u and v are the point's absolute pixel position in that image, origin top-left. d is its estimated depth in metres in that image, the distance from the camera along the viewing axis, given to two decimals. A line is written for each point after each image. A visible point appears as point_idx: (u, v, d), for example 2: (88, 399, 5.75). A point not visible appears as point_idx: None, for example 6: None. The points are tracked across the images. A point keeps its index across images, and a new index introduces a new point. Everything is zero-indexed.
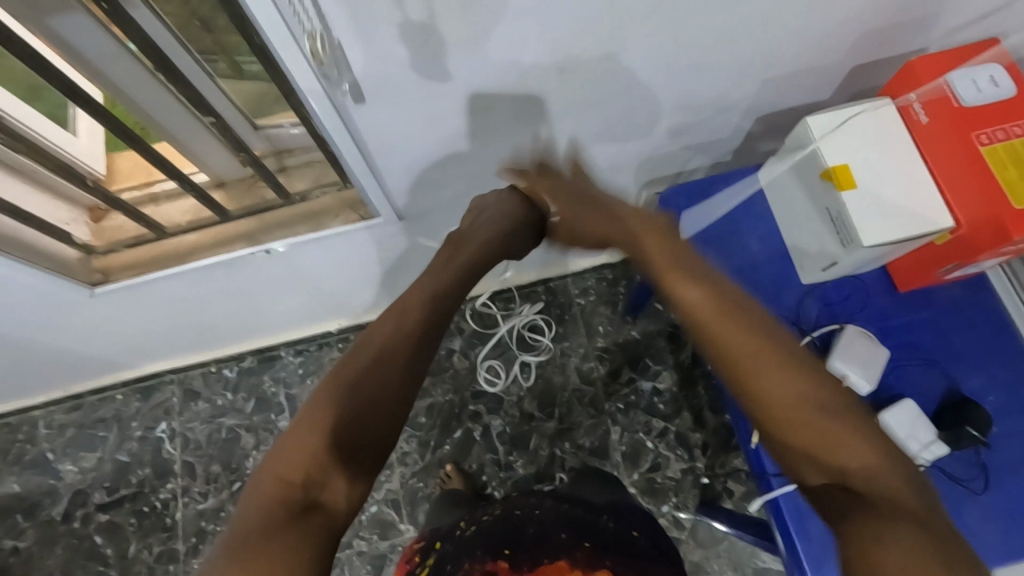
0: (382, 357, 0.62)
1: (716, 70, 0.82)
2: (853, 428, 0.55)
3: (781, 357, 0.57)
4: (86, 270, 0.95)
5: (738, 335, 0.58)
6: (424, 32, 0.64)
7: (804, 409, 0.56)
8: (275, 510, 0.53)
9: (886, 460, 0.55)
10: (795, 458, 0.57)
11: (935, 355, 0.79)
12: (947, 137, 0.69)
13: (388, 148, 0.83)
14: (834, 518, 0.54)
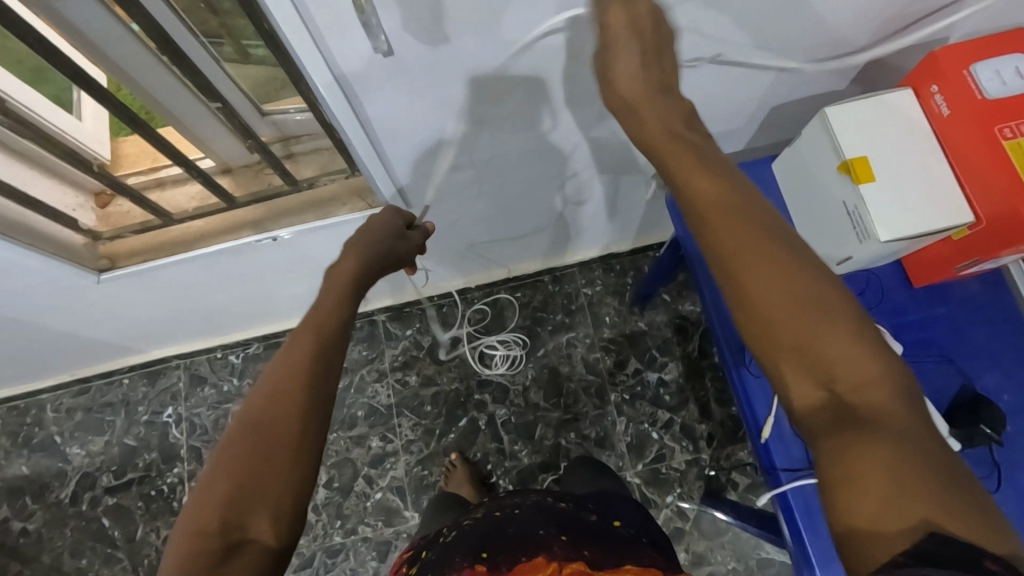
0: (278, 395, 0.58)
1: (733, 57, 0.80)
2: (849, 333, 0.47)
3: (778, 253, 0.49)
4: (92, 255, 0.95)
5: (734, 222, 0.51)
6: (437, 16, 0.62)
7: (798, 310, 0.48)
8: (194, 562, 0.51)
9: (882, 371, 0.47)
10: (776, 365, 0.49)
11: (950, 352, 0.78)
12: (969, 131, 0.66)
13: (396, 134, 0.82)
14: (814, 431, 0.48)
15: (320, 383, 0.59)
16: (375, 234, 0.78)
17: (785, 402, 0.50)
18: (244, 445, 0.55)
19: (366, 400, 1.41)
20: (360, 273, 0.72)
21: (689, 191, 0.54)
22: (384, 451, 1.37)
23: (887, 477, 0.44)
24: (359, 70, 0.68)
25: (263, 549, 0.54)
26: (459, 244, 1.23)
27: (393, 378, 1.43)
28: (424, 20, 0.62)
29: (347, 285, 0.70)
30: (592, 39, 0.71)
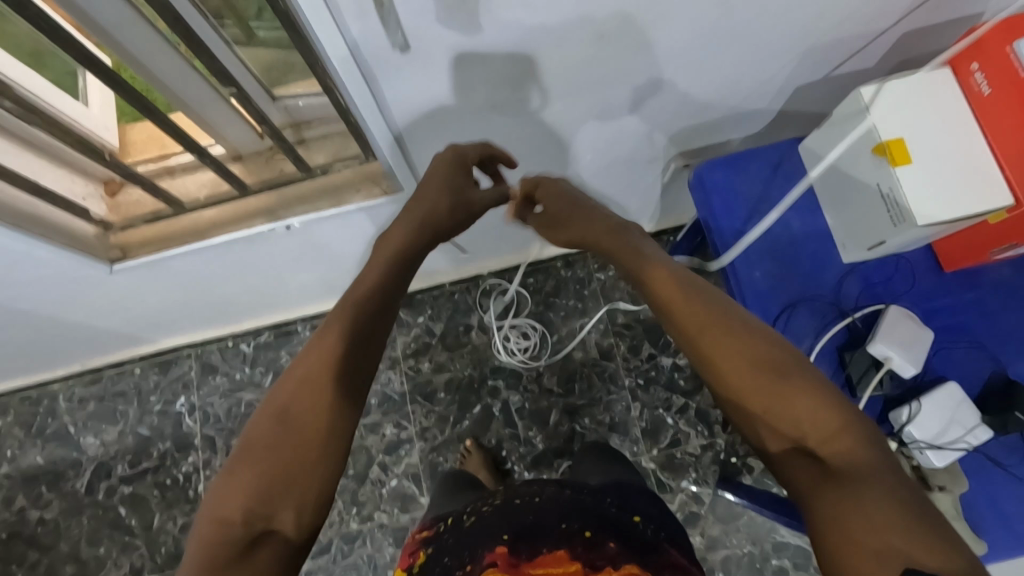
0: (310, 388, 0.60)
1: (760, 34, 0.78)
2: (806, 391, 0.55)
3: (727, 326, 0.60)
4: (104, 246, 0.93)
5: (683, 304, 0.62)
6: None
7: (754, 370, 0.57)
8: (215, 556, 0.52)
9: (844, 422, 0.53)
10: (751, 424, 0.57)
11: (980, 337, 0.76)
12: (1011, 111, 0.63)
13: (416, 118, 0.80)
14: (797, 485, 0.54)
15: (350, 380, 0.62)
16: (433, 192, 0.77)
17: (767, 456, 0.57)
18: (272, 434, 0.57)
19: (379, 387, 1.41)
20: (407, 252, 0.73)
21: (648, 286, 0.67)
22: (399, 438, 1.37)
23: (864, 523, 0.49)
24: (374, 49, 0.66)
25: (284, 542, 0.55)
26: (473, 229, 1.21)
27: (406, 365, 1.42)
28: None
29: (392, 267, 0.70)
30: (616, 16, 0.69)
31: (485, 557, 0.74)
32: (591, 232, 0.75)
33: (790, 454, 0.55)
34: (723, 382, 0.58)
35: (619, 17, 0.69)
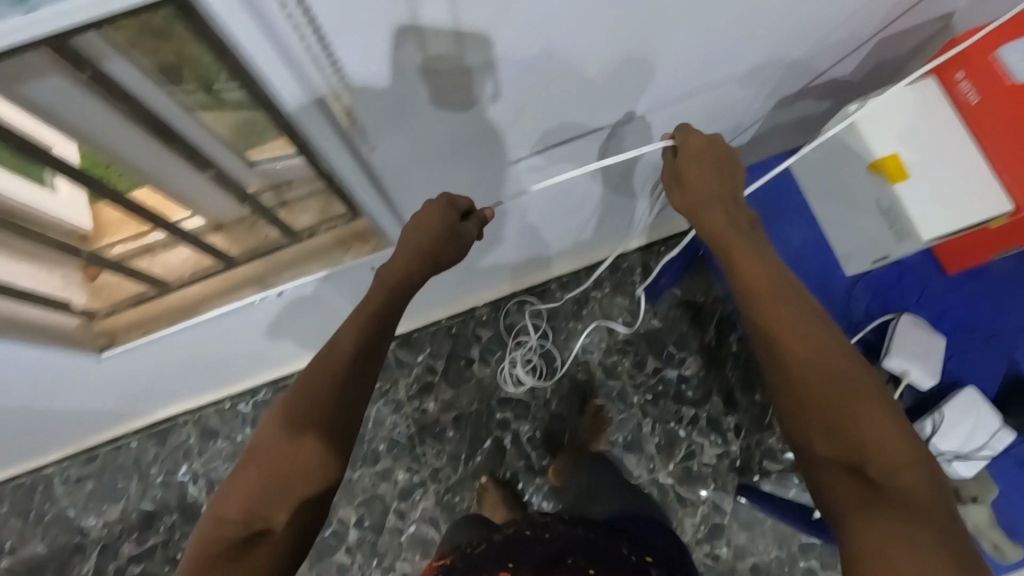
0: (307, 409, 0.62)
1: (739, 55, 0.77)
2: (882, 414, 0.55)
3: (817, 338, 0.58)
4: (89, 336, 0.89)
5: (779, 302, 0.61)
6: (442, 61, 0.59)
7: (833, 381, 0.56)
8: (215, 549, 0.58)
9: (916, 456, 0.53)
10: (808, 428, 0.57)
11: (995, 332, 0.77)
12: (1000, 118, 0.63)
13: (402, 175, 0.77)
14: (837, 497, 0.55)
15: (344, 401, 0.63)
16: (430, 229, 0.71)
17: (812, 461, 0.57)
18: (272, 448, 0.61)
19: (386, 433, 1.38)
20: (407, 281, 0.71)
21: (740, 271, 0.64)
22: (412, 483, 1.35)
23: (904, 546, 0.49)
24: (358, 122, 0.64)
25: (279, 543, 0.59)
26: (465, 266, 1.20)
27: (411, 407, 1.39)
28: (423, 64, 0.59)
29: (391, 296, 0.70)
30: (600, 56, 0.67)
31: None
32: (701, 198, 0.71)
33: (837, 466, 0.56)
34: (793, 385, 0.58)
35: (601, 57, 0.67)
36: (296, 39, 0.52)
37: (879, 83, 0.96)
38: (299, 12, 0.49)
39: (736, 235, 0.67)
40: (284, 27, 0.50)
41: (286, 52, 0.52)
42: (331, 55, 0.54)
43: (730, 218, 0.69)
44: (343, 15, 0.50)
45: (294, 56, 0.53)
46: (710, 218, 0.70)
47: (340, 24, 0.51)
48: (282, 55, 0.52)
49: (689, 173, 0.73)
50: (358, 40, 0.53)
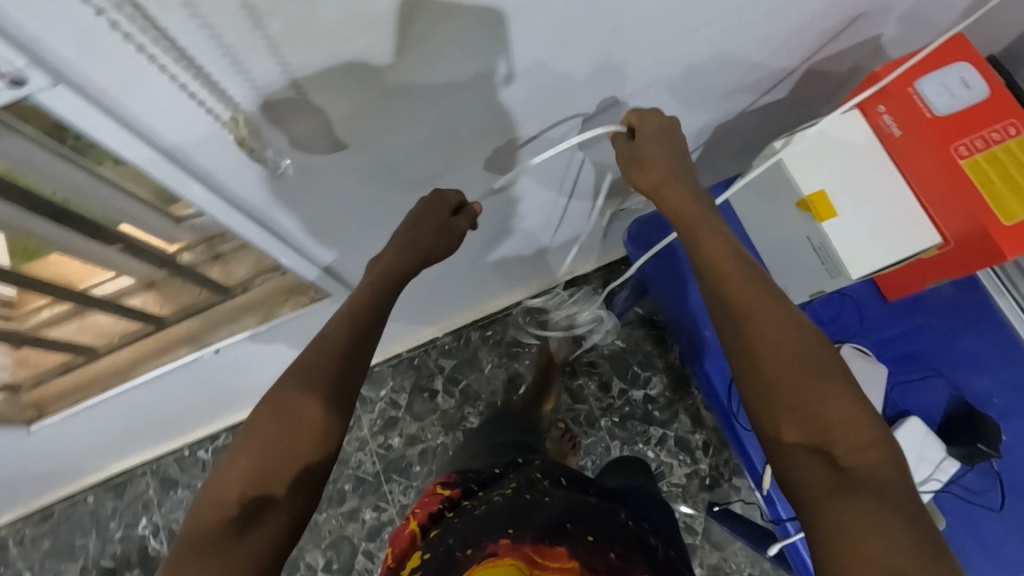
0: (307, 378, 0.55)
1: (669, 92, 0.75)
2: (849, 400, 0.50)
3: (785, 317, 0.53)
4: (17, 409, 0.86)
5: (744, 280, 0.55)
6: (341, 130, 0.56)
7: (801, 363, 0.51)
8: (211, 533, 0.48)
9: (882, 445, 0.49)
10: (775, 413, 0.51)
11: (935, 363, 0.80)
12: (922, 150, 0.62)
13: (331, 235, 0.75)
14: (804, 486, 0.49)
15: (350, 367, 0.56)
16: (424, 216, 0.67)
17: (776, 450, 0.51)
18: (271, 420, 0.53)
19: (351, 471, 1.35)
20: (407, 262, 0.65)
21: (703, 249, 0.59)
22: (381, 521, 1.32)
23: (879, 537, 0.44)
24: (270, 195, 0.61)
25: (284, 525, 0.51)
26: (419, 303, 1.18)
27: (376, 444, 1.37)
28: (329, 135, 0.56)
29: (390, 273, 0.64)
30: (519, 108, 0.65)
31: (489, 545, 0.64)
32: (658, 175, 0.65)
33: (805, 454, 0.50)
34: (761, 365, 0.52)
35: (521, 108, 0.65)
36: (176, 131, 0.48)
37: (818, 104, 0.95)
38: (173, 104, 0.46)
39: (705, 215, 0.62)
40: (160, 121, 0.47)
41: (165, 144, 0.49)
42: (215, 136, 0.50)
43: (693, 196, 0.63)
44: (224, 98, 0.47)
45: (154, 129, 0.47)
46: (672, 194, 0.64)
47: (224, 108, 0.48)
48: (163, 147, 0.49)
49: (647, 147, 0.67)
50: (250, 120, 0.51)
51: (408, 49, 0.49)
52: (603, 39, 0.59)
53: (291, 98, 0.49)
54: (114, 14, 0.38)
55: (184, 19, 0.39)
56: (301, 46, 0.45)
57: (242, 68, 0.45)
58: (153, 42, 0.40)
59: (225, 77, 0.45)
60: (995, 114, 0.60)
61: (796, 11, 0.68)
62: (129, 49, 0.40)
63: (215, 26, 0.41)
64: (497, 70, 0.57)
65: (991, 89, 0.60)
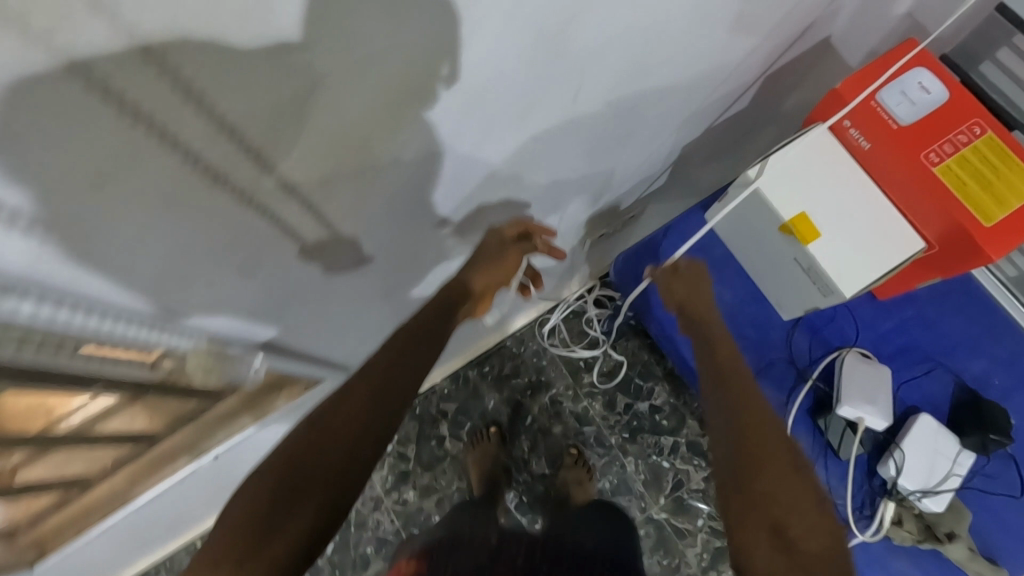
0: (341, 408, 0.52)
1: (636, 131, 0.74)
2: (809, 488, 0.55)
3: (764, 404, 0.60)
4: (15, 555, 0.81)
5: (738, 370, 0.63)
6: (325, 257, 0.53)
7: (773, 442, 0.57)
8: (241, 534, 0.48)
9: (831, 537, 0.53)
10: (739, 480, 0.56)
11: (929, 350, 0.90)
12: (894, 162, 0.62)
13: (321, 339, 0.72)
14: (752, 553, 0.53)
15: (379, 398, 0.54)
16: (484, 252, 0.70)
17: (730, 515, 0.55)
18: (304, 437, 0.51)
19: (371, 533, 1.32)
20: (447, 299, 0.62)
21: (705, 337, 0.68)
22: None
23: None
24: (268, 316, 0.57)
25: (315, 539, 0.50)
26: None
27: (391, 501, 1.34)
28: (333, 254, 0.53)
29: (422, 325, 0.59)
30: (496, 189, 0.63)
31: None
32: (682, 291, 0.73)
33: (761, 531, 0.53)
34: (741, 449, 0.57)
35: (510, 181, 0.63)
36: (162, 306, 0.44)
37: (780, 105, 0.95)
38: (183, 281, 0.42)
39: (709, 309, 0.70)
40: (154, 301, 0.43)
41: (149, 321, 0.45)
42: (190, 287, 0.44)
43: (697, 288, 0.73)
44: (207, 266, 0.42)
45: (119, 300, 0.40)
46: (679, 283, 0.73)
47: (231, 266, 0.45)
48: (146, 317, 0.44)
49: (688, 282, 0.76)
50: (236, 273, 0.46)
51: (409, 169, 0.47)
52: (587, 109, 0.58)
53: (299, 239, 0.47)
54: (141, 223, 0.34)
55: (213, 203, 0.36)
56: (310, 199, 0.42)
57: (262, 222, 0.42)
58: (180, 235, 0.37)
59: (243, 240, 0.42)
60: (958, 116, 0.60)
61: (751, 34, 0.67)
62: (142, 252, 0.37)
63: (237, 202, 0.38)
64: (477, 165, 0.54)
65: (950, 93, 0.60)
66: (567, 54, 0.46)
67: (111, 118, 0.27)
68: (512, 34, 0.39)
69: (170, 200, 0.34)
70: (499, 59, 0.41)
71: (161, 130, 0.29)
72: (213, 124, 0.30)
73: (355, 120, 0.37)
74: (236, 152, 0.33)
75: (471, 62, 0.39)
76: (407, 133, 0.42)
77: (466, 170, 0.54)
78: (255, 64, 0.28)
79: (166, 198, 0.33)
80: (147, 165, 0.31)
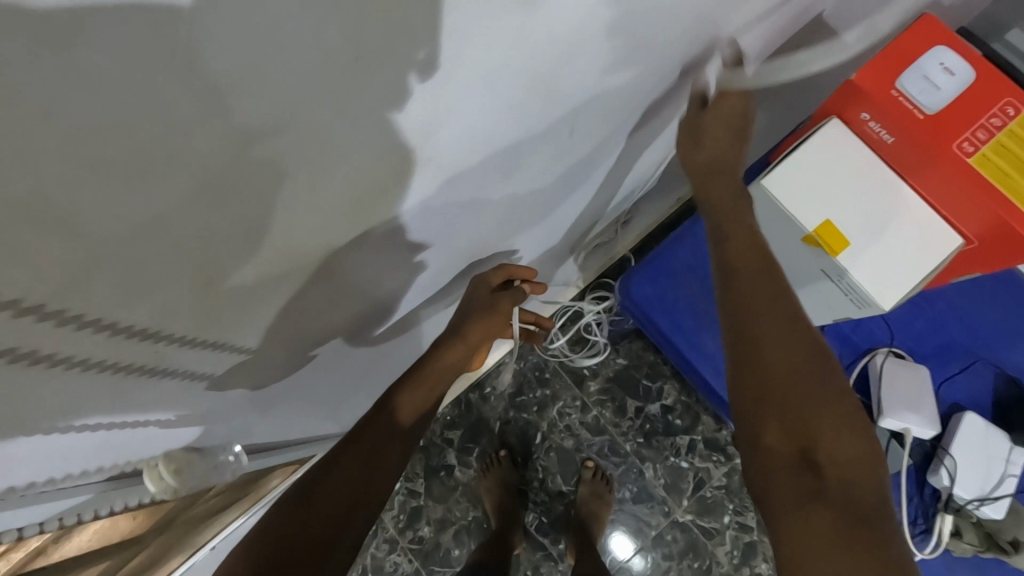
0: None
1: (627, 152, 0.66)
2: (837, 415, 0.50)
3: (784, 315, 0.55)
4: None
5: (759, 280, 0.57)
6: (282, 348, 0.45)
7: (793, 355, 0.52)
8: None
9: (858, 458, 0.48)
10: (758, 414, 0.50)
11: (966, 345, 0.87)
12: (920, 155, 0.56)
13: (297, 414, 0.64)
14: (769, 481, 0.48)
15: None
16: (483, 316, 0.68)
17: (753, 445, 0.50)
18: None
19: None
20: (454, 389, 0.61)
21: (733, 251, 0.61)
22: None
23: (828, 548, 0.42)
24: (244, 395, 0.50)
25: None
26: None
27: (406, 540, 1.28)
28: (289, 345, 0.46)
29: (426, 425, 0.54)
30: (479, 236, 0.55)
31: None
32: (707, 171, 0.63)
33: (787, 459, 0.48)
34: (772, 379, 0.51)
35: (499, 221, 0.56)
36: (61, 445, 0.35)
37: (783, 102, 0.88)
38: (125, 386, 0.34)
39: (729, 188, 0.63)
40: (52, 442, 0.34)
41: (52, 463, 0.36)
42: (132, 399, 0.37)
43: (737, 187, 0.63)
44: (135, 385, 0.35)
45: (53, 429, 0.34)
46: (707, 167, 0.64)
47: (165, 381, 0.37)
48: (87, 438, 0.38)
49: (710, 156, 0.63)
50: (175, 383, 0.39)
51: (375, 247, 0.40)
52: (576, 140, 0.49)
53: (270, 325, 0.39)
54: (77, 336, 0.27)
55: (132, 330, 0.30)
56: (280, 281, 0.35)
57: (192, 340, 0.34)
58: (114, 348, 0.29)
59: (208, 333, 0.35)
60: (989, 96, 0.54)
61: (752, 36, 0.59)
62: (32, 395, 0.29)
63: (196, 296, 0.31)
64: (453, 226, 0.47)
65: (977, 69, 0.54)
66: (553, 93, 0.38)
67: (17, 232, 0.19)
68: (493, 77, 0.32)
69: (117, 307, 0.27)
70: (478, 107, 0.34)
71: (29, 290, 0.22)
72: (125, 235, 0.23)
73: (323, 189, 0.30)
74: (172, 252, 0.26)
75: (447, 111, 0.32)
76: (384, 200, 0.35)
77: (441, 231, 0.46)
78: (195, 132, 0.22)
79: (111, 307, 0.26)
80: (61, 294, 0.23)
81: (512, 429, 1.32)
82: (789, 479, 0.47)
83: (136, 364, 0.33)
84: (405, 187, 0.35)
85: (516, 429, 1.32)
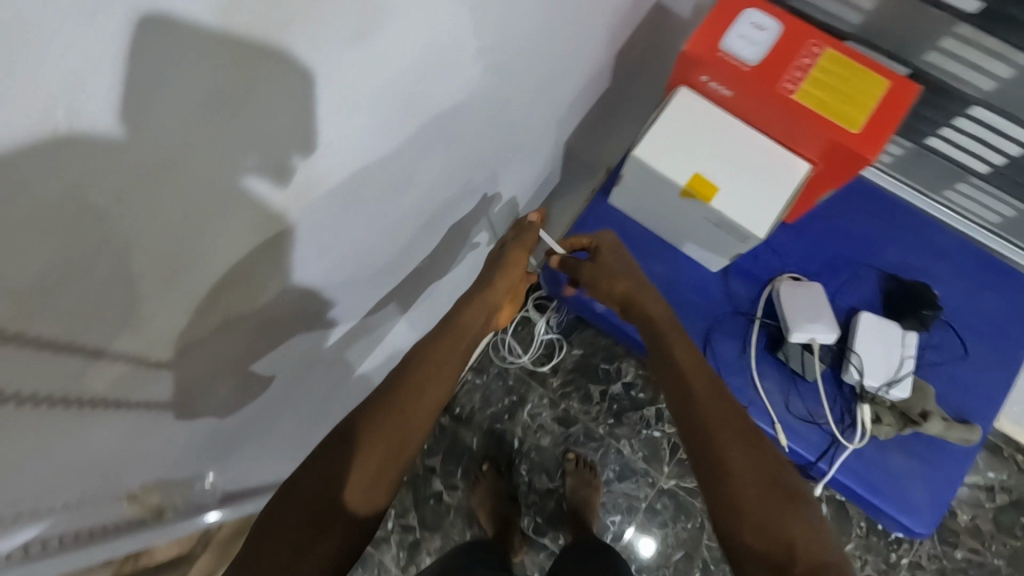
0: None
1: (518, 151, 0.73)
2: (800, 515, 0.59)
3: (742, 432, 0.66)
4: None
5: (707, 395, 0.70)
6: (224, 378, 0.48)
7: (756, 469, 0.62)
8: None
9: (828, 549, 0.56)
10: (733, 524, 0.59)
11: (852, 256, 0.98)
12: (756, 100, 0.65)
13: (254, 453, 0.67)
14: None
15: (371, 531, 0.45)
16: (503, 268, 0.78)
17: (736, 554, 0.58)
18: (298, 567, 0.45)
19: None
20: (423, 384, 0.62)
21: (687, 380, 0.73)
22: None
23: None
24: (202, 435, 0.53)
25: None
26: None
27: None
28: (231, 376, 0.49)
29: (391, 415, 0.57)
30: (396, 251, 0.61)
31: None
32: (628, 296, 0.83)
33: (766, 565, 0.56)
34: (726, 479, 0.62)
35: (412, 235, 0.61)
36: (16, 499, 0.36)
37: (652, 85, 0.98)
38: (77, 426, 0.37)
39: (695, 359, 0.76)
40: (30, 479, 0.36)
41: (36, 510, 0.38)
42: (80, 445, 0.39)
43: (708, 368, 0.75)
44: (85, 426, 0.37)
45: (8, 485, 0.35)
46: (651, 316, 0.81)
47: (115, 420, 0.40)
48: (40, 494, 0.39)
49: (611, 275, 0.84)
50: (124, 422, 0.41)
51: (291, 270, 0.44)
52: (462, 146, 0.56)
53: (204, 352, 0.43)
54: (41, 373, 0.31)
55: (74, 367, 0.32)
56: (207, 307, 0.39)
57: (133, 374, 0.37)
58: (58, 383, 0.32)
59: (152, 362, 0.38)
60: (797, 42, 0.65)
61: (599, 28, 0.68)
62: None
63: (133, 326, 0.34)
64: (364, 243, 0.52)
65: (783, 22, 0.65)
66: (427, 107, 0.45)
67: None
68: (365, 100, 0.37)
69: (63, 341, 0.30)
70: (363, 130, 0.40)
71: None
72: (54, 267, 0.27)
73: (236, 214, 0.35)
74: (102, 281, 0.30)
75: (338, 137, 0.38)
76: (289, 221, 0.40)
77: (350, 249, 0.51)
78: (115, 169, 0.27)
79: (57, 341, 0.30)
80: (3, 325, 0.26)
81: (489, 440, 1.35)
82: (750, 562, 0.57)
83: (94, 402, 0.36)
84: (306, 209, 0.40)
85: (493, 439, 1.35)
